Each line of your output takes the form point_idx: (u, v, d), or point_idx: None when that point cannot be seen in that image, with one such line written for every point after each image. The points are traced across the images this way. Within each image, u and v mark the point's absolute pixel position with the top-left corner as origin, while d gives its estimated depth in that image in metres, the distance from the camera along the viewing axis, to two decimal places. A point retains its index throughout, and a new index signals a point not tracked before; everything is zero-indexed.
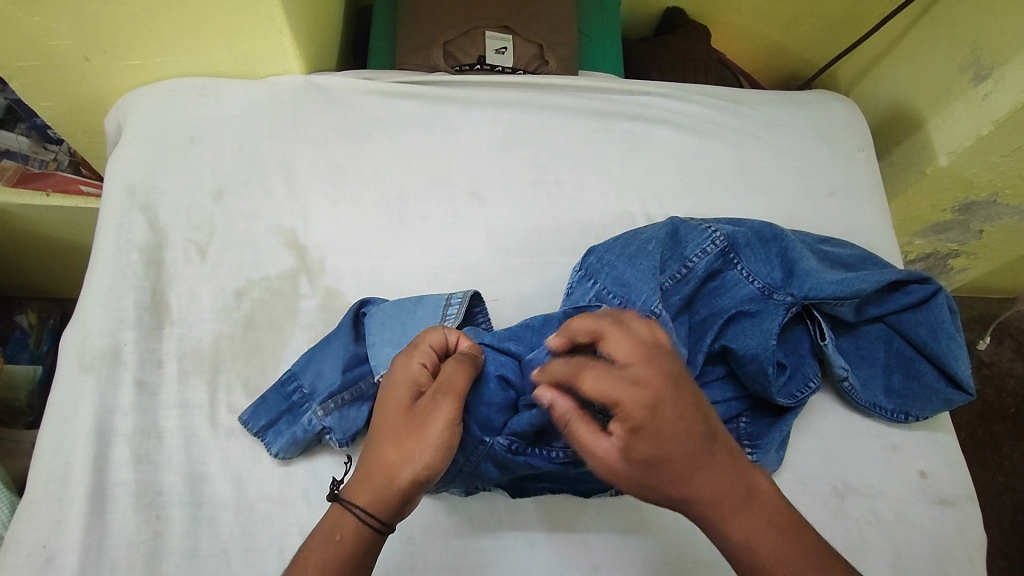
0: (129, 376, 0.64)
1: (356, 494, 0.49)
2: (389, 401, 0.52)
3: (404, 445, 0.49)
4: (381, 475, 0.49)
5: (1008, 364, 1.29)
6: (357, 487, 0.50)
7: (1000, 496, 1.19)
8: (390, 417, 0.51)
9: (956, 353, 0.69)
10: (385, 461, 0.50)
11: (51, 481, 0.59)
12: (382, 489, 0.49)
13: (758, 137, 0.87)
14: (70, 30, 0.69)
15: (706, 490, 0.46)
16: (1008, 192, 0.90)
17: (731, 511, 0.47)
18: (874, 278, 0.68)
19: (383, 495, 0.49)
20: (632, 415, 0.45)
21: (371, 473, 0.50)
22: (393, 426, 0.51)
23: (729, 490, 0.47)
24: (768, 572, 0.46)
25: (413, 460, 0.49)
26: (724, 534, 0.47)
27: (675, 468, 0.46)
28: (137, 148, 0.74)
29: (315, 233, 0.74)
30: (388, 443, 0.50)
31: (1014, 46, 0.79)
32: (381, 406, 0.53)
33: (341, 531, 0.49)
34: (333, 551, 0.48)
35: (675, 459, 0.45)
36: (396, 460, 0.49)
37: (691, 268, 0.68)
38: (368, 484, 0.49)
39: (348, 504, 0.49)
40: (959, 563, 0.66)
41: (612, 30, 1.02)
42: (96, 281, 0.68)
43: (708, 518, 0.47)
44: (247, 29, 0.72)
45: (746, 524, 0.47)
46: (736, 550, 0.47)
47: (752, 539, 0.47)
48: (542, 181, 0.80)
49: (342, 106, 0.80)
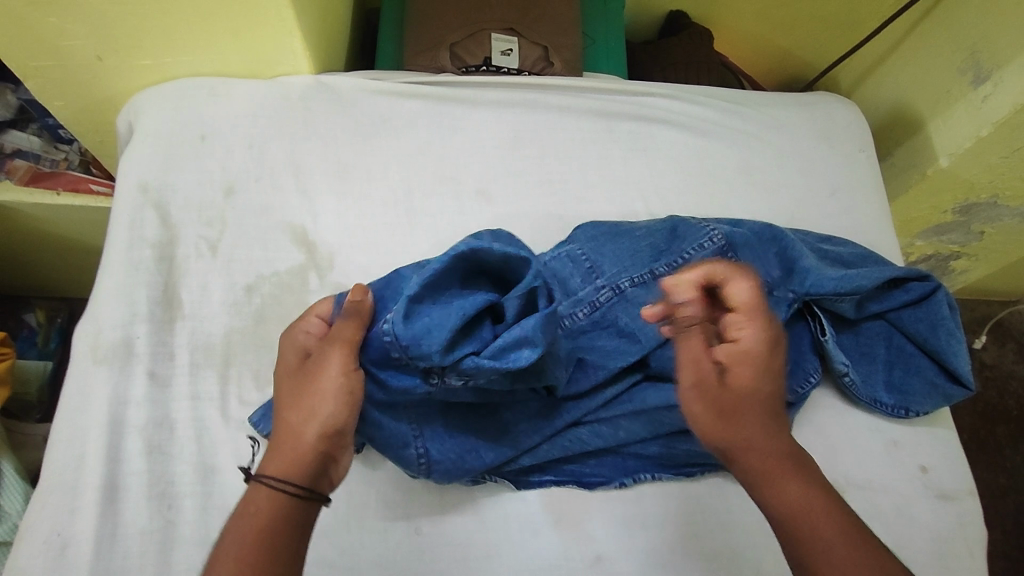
0: (141, 369, 0.65)
1: (273, 459, 0.50)
2: (289, 372, 0.54)
3: (310, 403, 0.52)
4: (290, 436, 0.51)
5: (1010, 366, 1.30)
6: (273, 453, 0.50)
7: (1003, 497, 1.19)
8: (286, 387, 0.54)
9: (956, 348, 0.70)
10: (296, 425, 0.51)
11: (65, 471, 0.60)
12: (295, 450, 0.50)
13: (759, 138, 0.88)
14: (85, 30, 0.70)
15: (762, 441, 0.53)
16: (1008, 193, 0.91)
17: (780, 470, 0.52)
18: (874, 275, 0.69)
19: (295, 455, 0.50)
20: (749, 345, 0.54)
21: (287, 433, 0.51)
22: (292, 393, 0.53)
23: (783, 450, 0.53)
24: (811, 536, 0.48)
25: (322, 413, 0.52)
26: (773, 491, 0.51)
27: (750, 411, 0.53)
28: (149, 145, 0.76)
29: (324, 229, 0.75)
30: (291, 408, 0.52)
31: (1013, 50, 0.81)
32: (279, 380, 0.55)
33: (255, 505, 0.48)
34: (249, 525, 0.47)
35: (750, 403, 0.53)
36: (304, 417, 0.51)
37: (687, 261, 0.69)
38: (280, 451, 0.50)
39: (257, 479, 0.49)
40: (960, 558, 0.66)
41: (616, 33, 1.03)
42: (109, 275, 0.69)
43: (756, 474, 0.52)
44: (257, 29, 0.74)
45: (797, 486, 0.51)
46: (780, 510, 0.50)
47: (802, 501, 0.50)
48: (547, 179, 0.81)
49: (350, 105, 0.82)
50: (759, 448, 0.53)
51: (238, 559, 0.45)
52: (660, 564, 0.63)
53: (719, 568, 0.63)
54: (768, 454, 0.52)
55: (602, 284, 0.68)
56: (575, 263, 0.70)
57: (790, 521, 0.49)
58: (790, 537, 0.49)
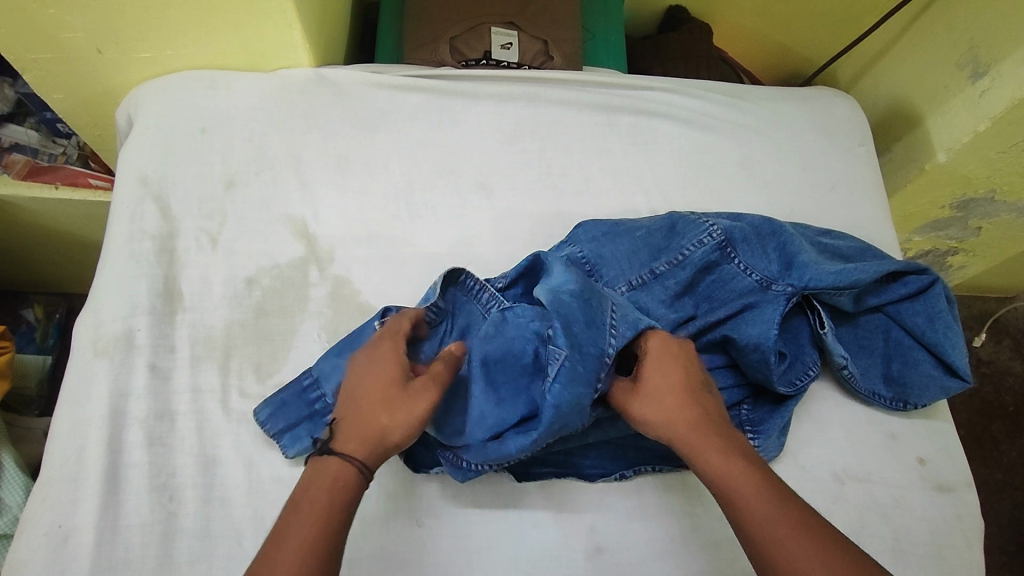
0: (142, 361, 0.65)
1: (352, 441, 0.52)
2: (373, 367, 0.56)
3: (390, 408, 0.53)
4: (372, 431, 0.52)
5: (1006, 362, 1.31)
6: (352, 436, 0.52)
7: (999, 493, 1.20)
8: (377, 383, 0.55)
9: (953, 341, 0.70)
10: (372, 420, 0.53)
11: (66, 462, 0.60)
12: (368, 438, 0.52)
13: (759, 132, 0.88)
14: (86, 22, 0.70)
15: (681, 412, 0.55)
16: (1006, 187, 0.92)
17: (703, 441, 0.54)
18: (873, 269, 0.69)
19: (370, 443, 0.52)
20: (648, 350, 0.59)
21: (371, 426, 0.52)
22: (378, 390, 0.54)
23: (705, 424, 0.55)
24: (742, 500, 0.50)
25: (399, 416, 0.53)
26: (705, 459, 0.53)
27: (665, 393, 0.56)
28: (149, 139, 0.76)
29: (325, 223, 0.75)
30: (375, 407, 0.53)
31: (1011, 44, 0.81)
32: (361, 374, 0.56)
33: (332, 483, 0.50)
34: (326, 487, 0.49)
35: (674, 386, 0.56)
36: (384, 418, 0.53)
37: (686, 257, 0.69)
38: (358, 436, 0.52)
39: (339, 451, 0.51)
40: (958, 549, 0.67)
41: (616, 27, 1.03)
42: (109, 268, 0.69)
43: (689, 443, 0.54)
44: (258, 22, 0.74)
45: (720, 453, 0.53)
46: (715, 476, 0.52)
47: (727, 466, 0.52)
48: (547, 173, 0.81)
49: (351, 99, 0.82)
50: (682, 424, 0.55)
51: (311, 522, 0.47)
52: (660, 555, 0.63)
53: (718, 559, 0.64)
54: (695, 428, 0.54)
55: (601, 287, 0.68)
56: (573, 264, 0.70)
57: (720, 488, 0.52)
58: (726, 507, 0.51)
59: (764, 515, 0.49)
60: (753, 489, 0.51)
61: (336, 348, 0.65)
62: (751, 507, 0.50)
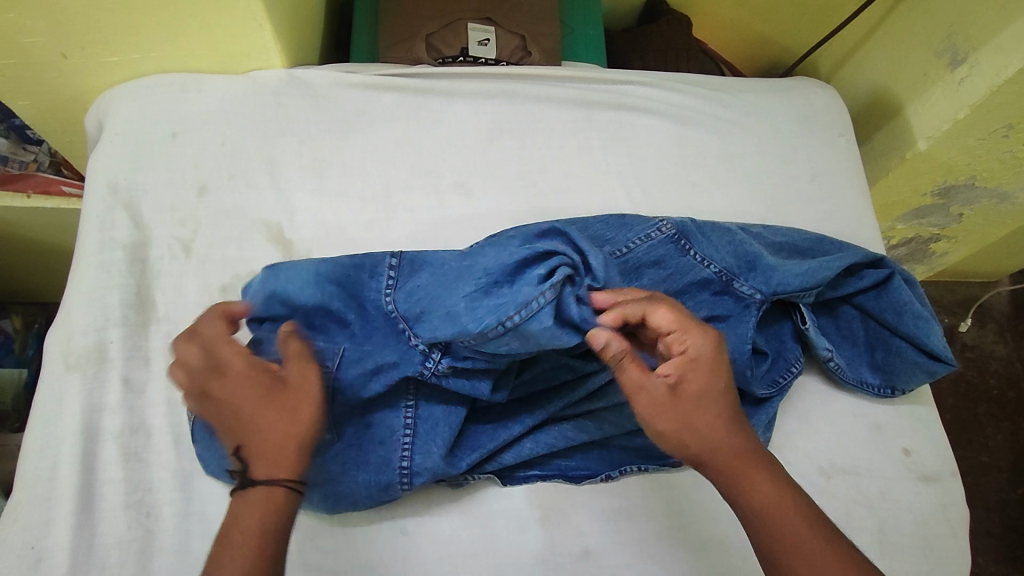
0: (116, 375, 0.63)
1: (262, 460, 0.50)
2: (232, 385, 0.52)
3: (269, 418, 0.51)
4: (267, 443, 0.51)
5: (990, 345, 1.32)
6: (260, 456, 0.50)
7: (985, 476, 1.21)
8: (248, 393, 0.52)
9: (924, 329, 0.70)
10: (280, 428, 0.51)
11: (39, 482, 0.59)
12: (289, 452, 0.50)
13: (738, 125, 0.88)
14: (47, 26, 0.67)
15: (716, 433, 0.53)
16: (986, 174, 0.92)
17: (749, 467, 0.52)
18: (834, 264, 0.69)
19: (286, 458, 0.50)
20: (697, 351, 0.54)
21: (265, 439, 0.51)
22: (254, 393, 0.52)
23: (745, 443, 0.53)
24: (785, 531, 0.49)
25: (279, 422, 0.51)
26: (743, 493, 0.51)
27: (715, 404, 0.54)
28: (118, 145, 0.74)
29: (301, 227, 0.74)
30: (281, 415, 0.51)
31: (992, 30, 0.80)
32: (206, 390, 0.52)
33: (259, 504, 0.49)
34: (258, 512, 0.49)
35: (713, 397, 0.54)
36: (293, 419, 0.51)
37: (632, 250, 0.68)
38: (274, 451, 0.50)
39: (268, 480, 0.49)
40: (942, 538, 0.67)
41: (594, 20, 1.02)
42: (80, 279, 0.67)
43: (734, 471, 0.52)
44: (226, 23, 0.72)
45: (771, 482, 0.52)
46: (757, 507, 0.51)
47: (778, 496, 0.51)
48: (526, 171, 0.80)
49: (324, 99, 0.80)
50: (716, 439, 0.53)
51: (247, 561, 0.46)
52: (647, 555, 0.63)
53: (705, 556, 0.63)
54: (733, 447, 0.53)
55: None
56: None
57: (765, 524, 0.50)
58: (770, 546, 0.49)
59: (819, 549, 0.48)
60: (819, 547, 0.48)
61: None
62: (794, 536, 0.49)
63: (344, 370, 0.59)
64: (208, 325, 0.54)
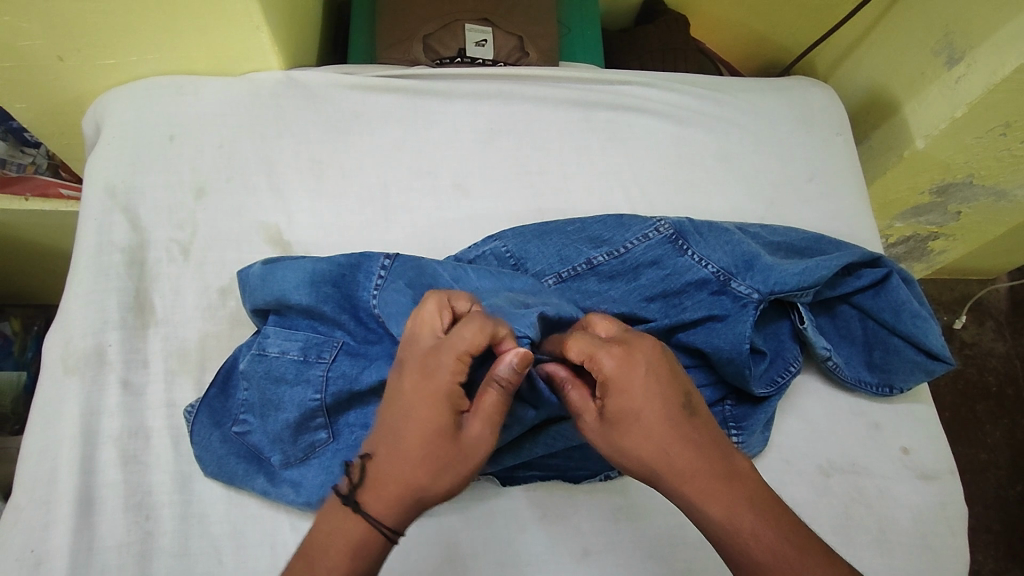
0: (114, 378, 0.63)
1: (376, 494, 0.49)
2: (402, 399, 0.51)
3: (413, 451, 0.50)
4: (386, 480, 0.50)
5: (989, 343, 1.32)
6: (376, 488, 0.50)
7: (984, 473, 1.21)
8: (416, 421, 0.50)
9: (922, 328, 0.70)
10: (406, 468, 0.50)
11: (38, 485, 0.59)
12: (402, 498, 0.49)
13: (736, 124, 0.88)
14: (44, 29, 0.67)
15: (657, 456, 0.50)
16: (984, 172, 0.93)
17: (699, 488, 0.49)
18: (832, 263, 0.68)
19: (400, 500, 0.49)
20: (608, 374, 0.51)
21: (396, 476, 0.50)
22: (424, 427, 0.50)
23: (694, 462, 0.49)
24: (744, 551, 0.47)
25: (432, 465, 0.50)
26: (698, 513, 0.49)
27: (646, 422, 0.50)
28: (115, 148, 0.74)
29: (299, 228, 0.74)
30: (404, 453, 0.50)
31: (988, 29, 0.80)
32: (400, 403, 0.51)
33: (350, 535, 0.49)
34: (343, 546, 0.48)
35: (648, 424, 0.50)
36: (424, 467, 0.50)
37: (628, 250, 0.69)
38: (387, 487, 0.49)
39: (365, 510, 0.49)
40: (941, 536, 0.67)
41: (591, 20, 1.02)
42: (78, 282, 0.67)
43: (682, 493, 0.49)
44: (223, 25, 0.72)
45: (725, 501, 0.48)
46: (714, 528, 0.48)
47: (731, 517, 0.48)
48: (524, 172, 0.80)
49: (322, 100, 0.80)
50: (659, 463, 0.50)
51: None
52: (646, 555, 0.63)
53: (704, 555, 0.64)
54: (680, 472, 0.49)
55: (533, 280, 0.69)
56: (498, 260, 0.70)
57: (723, 541, 0.48)
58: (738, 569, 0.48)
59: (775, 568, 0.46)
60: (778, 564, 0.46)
61: (271, 393, 0.61)
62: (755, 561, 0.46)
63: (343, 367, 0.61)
64: (429, 307, 0.54)
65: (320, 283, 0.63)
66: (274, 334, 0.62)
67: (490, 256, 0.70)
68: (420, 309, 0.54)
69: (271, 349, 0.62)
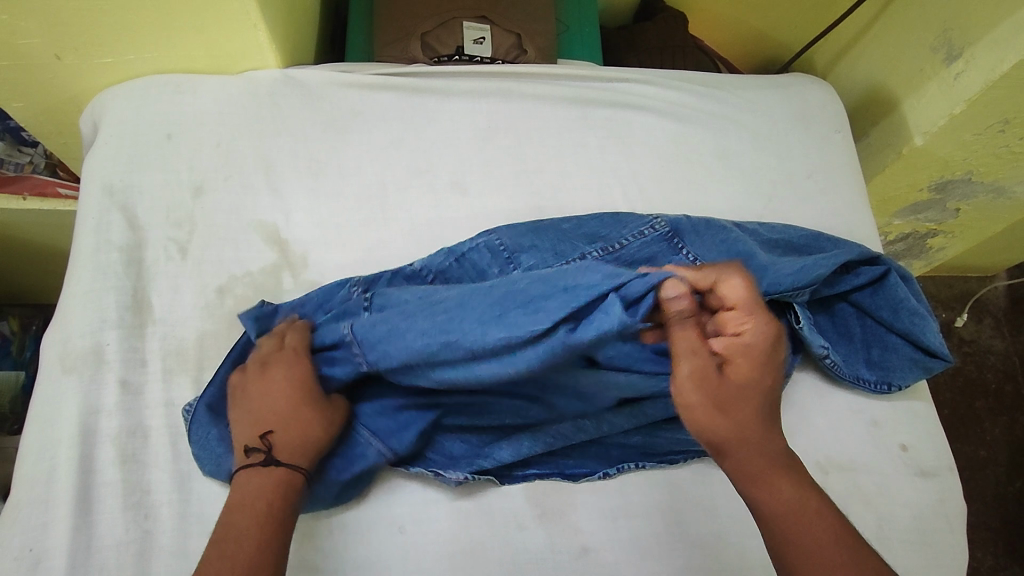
0: (112, 376, 0.63)
1: (287, 452, 0.56)
2: (269, 385, 0.59)
3: (299, 413, 0.58)
4: (288, 440, 0.57)
5: (988, 340, 1.32)
6: (284, 448, 0.56)
7: (983, 470, 1.21)
8: (292, 394, 0.58)
9: (919, 326, 0.70)
10: (303, 425, 0.57)
11: (36, 484, 0.59)
12: (307, 447, 0.57)
13: (734, 122, 0.88)
14: (41, 27, 0.67)
15: (747, 427, 0.53)
16: (983, 169, 0.92)
17: (774, 470, 0.52)
18: (829, 262, 0.67)
19: (306, 450, 0.57)
20: (752, 339, 0.56)
21: (295, 434, 0.57)
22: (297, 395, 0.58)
23: (774, 448, 0.53)
24: (809, 535, 0.49)
25: (321, 421, 0.58)
26: (770, 489, 0.51)
27: (761, 395, 0.54)
28: (113, 146, 0.74)
29: (297, 227, 0.74)
30: (283, 417, 0.57)
31: (987, 25, 0.80)
32: (267, 387, 0.59)
33: (271, 487, 0.54)
34: (269, 493, 0.54)
35: (754, 395, 0.54)
36: (316, 420, 0.58)
37: (623, 247, 0.69)
38: (287, 443, 0.56)
39: (278, 465, 0.55)
40: (940, 533, 0.67)
41: (590, 18, 1.02)
42: (76, 281, 0.67)
43: (759, 468, 0.52)
44: (220, 23, 0.71)
45: (797, 487, 0.51)
46: (781, 507, 0.50)
47: (801, 502, 0.51)
48: (522, 170, 0.80)
49: (320, 99, 0.80)
50: (746, 434, 0.53)
51: (254, 539, 0.50)
52: (645, 552, 0.63)
53: (703, 552, 0.64)
54: (763, 449, 0.53)
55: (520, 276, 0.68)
56: (492, 253, 0.69)
57: (789, 520, 0.50)
58: (782, 546, 0.49)
59: (839, 556, 0.47)
60: (840, 555, 0.48)
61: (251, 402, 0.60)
62: (813, 541, 0.48)
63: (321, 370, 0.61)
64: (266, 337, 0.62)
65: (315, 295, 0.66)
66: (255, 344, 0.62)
67: (483, 250, 0.69)
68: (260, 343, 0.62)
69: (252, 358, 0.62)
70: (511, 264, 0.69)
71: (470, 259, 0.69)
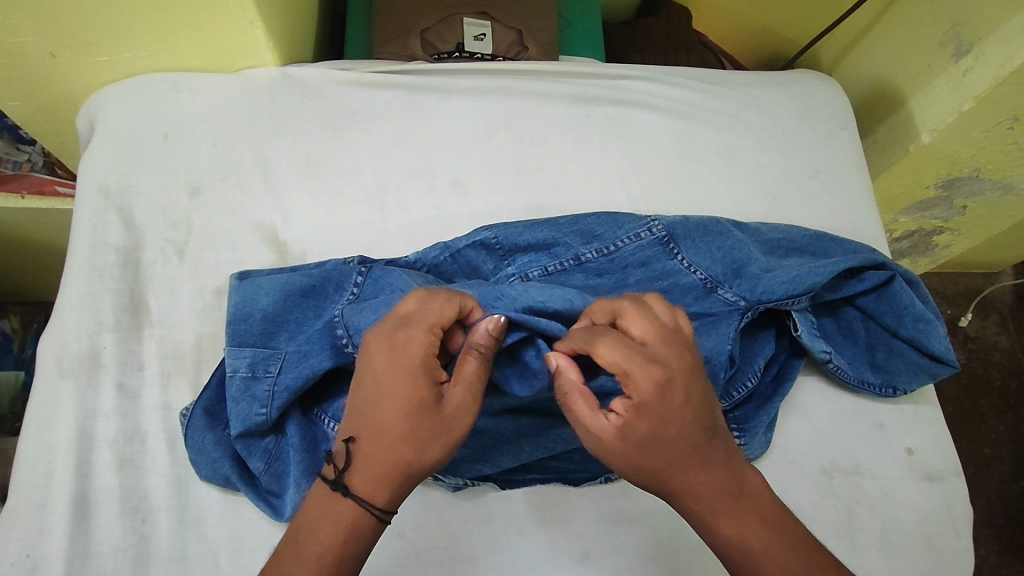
0: (109, 380, 0.63)
1: (364, 477, 0.49)
2: (369, 381, 0.50)
3: (397, 429, 0.49)
4: (370, 458, 0.49)
5: (993, 337, 1.31)
6: (363, 470, 0.49)
7: (987, 468, 1.21)
8: (392, 404, 0.49)
9: (924, 331, 0.69)
10: (389, 444, 0.49)
11: (33, 489, 0.58)
12: (391, 473, 0.49)
13: (738, 119, 0.87)
14: (34, 26, 0.66)
15: (681, 480, 0.49)
16: (991, 166, 0.91)
17: (716, 510, 0.49)
18: (825, 270, 0.66)
19: (388, 478, 0.49)
20: (641, 394, 0.47)
21: (382, 453, 0.49)
22: (403, 406, 0.49)
23: (712, 488, 0.49)
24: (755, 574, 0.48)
25: (416, 440, 0.49)
26: (712, 532, 0.49)
27: (676, 448, 0.48)
28: (109, 146, 0.73)
29: (295, 228, 0.73)
30: (364, 426, 0.50)
31: (996, 22, 0.79)
32: (373, 385, 0.50)
33: (346, 521, 0.49)
34: (339, 528, 0.48)
35: (670, 450, 0.48)
36: (410, 443, 0.49)
37: (619, 249, 0.69)
38: (367, 468, 0.49)
39: (352, 492, 0.49)
40: (945, 537, 0.66)
41: (592, 14, 1.01)
42: (72, 283, 0.67)
43: (698, 512, 0.49)
44: (217, 21, 0.70)
45: (737, 524, 0.49)
46: (724, 545, 0.49)
47: (744, 536, 0.48)
48: (523, 169, 0.79)
49: (318, 97, 0.79)
50: (681, 485, 0.49)
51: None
52: (647, 557, 0.62)
53: (705, 557, 0.63)
54: (702, 493, 0.49)
55: (512, 274, 0.68)
56: (488, 249, 0.68)
57: (733, 558, 0.49)
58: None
59: None
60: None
61: (231, 410, 0.60)
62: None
63: (287, 377, 0.60)
64: (411, 304, 0.52)
65: (279, 297, 0.63)
66: (230, 351, 0.61)
67: (479, 245, 0.68)
68: (423, 303, 0.51)
69: (230, 365, 0.60)
70: (507, 261, 0.69)
71: (465, 255, 0.68)
